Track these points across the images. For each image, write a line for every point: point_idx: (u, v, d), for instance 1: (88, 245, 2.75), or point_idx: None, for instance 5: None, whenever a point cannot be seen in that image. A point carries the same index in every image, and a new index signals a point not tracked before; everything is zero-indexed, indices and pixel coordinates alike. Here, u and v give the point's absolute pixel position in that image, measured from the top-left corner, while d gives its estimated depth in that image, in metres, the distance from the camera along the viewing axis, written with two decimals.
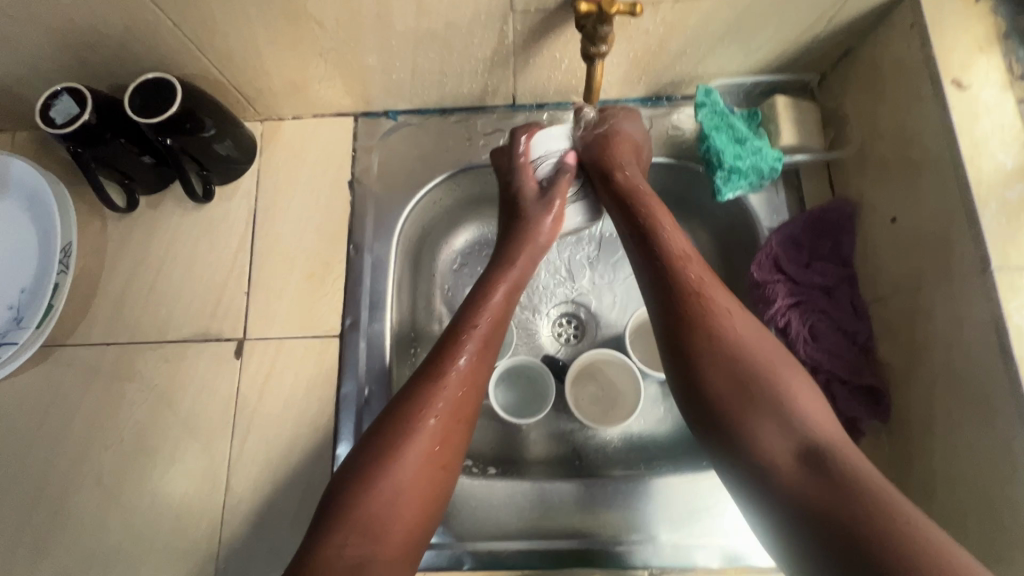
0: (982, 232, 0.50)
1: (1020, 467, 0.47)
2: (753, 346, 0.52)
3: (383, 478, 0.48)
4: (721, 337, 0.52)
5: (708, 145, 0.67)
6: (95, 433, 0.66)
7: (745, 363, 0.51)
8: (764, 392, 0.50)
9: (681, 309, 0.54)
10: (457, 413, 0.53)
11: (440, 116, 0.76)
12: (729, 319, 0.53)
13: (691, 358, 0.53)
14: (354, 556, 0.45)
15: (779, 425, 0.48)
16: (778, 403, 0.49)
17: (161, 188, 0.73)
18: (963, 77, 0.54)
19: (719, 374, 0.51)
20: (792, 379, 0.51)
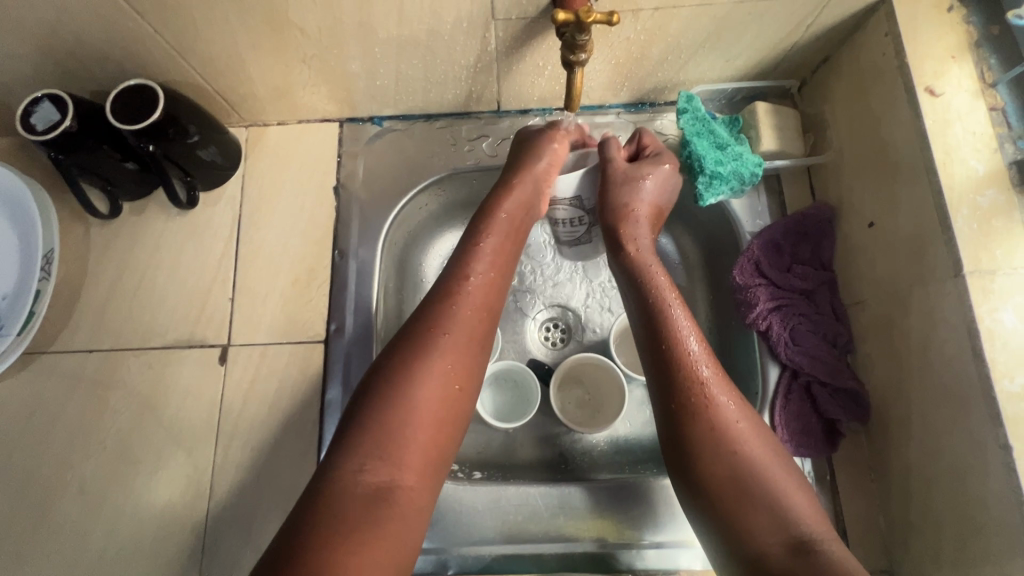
0: (955, 237, 0.51)
1: (993, 469, 0.48)
2: (752, 442, 0.51)
3: (399, 404, 0.49)
4: (722, 428, 0.51)
5: (690, 151, 0.67)
6: (77, 441, 0.65)
7: (742, 457, 0.50)
8: (757, 487, 0.49)
9: (681, 394, 0.53)
10: (469, 334, 0.54)
11: (426, 121, 0.76)
12: (732, 410, 0.52)
13: (688, 446, 0.52)
14: (374, 482, 0.46)
15: (770, 522, 0.48)
16: (771, 496, 0.49)
17: (145, 194, 0.73)
18: (936, 85, 0.55)
19: (717, 465, 0.50)
20: (786, 475, 0.51)
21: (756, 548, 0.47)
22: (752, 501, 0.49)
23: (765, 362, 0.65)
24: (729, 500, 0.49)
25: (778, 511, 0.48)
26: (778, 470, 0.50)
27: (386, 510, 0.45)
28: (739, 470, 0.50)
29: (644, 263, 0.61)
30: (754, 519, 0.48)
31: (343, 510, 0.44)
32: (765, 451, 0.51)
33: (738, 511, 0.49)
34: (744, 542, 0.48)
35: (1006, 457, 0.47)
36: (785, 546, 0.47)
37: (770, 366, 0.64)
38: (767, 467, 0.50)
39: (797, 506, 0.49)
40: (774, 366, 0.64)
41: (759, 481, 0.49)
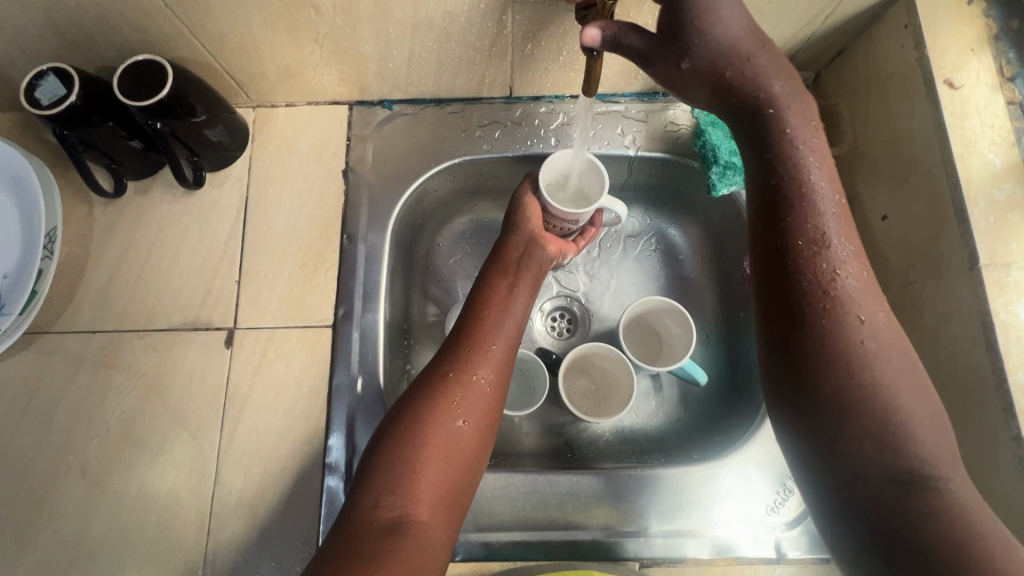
0: (971, 230, 0.51)
1: (1005, 460, 0.48)
2: (884, 353, 0.45)
3: (417, 441, 0.49)
4: (847, 341, 0.45)
5: (704, 141, 0.70)
6: (80, 423, 0.65)
7: (868, 378, 0.44)
8: (876, 416, 0.44)
9: (806, 306, 0.47)
10: (485, 376, 0.55)
11: (436, 107, 0.76)
12: (859, 324, 0.46)
13: (807, 363, 0.46)
14: (391, 516, 0.45)
15: (878, 452, 0.43)
16: (888, 424, 0.43)
17: (150, 173, 0.72)
18: (956, 78, 0.55)
19: (834, 385, 0.45)
20: (916, 400, 0.44)
21: (852, 476, 0.44)
22: (865, 426, 0.44)
23: None
24: (845, 425, 0.44)
25: (895, 439, 0.43)
26: (911, 391, 0.44)
27: (402, 543, 0.44)
28: (858, 392, 0.44)
29: (785, 146, 0.50)
30: (859, 449, 0.44)
31: (360, 543, 0.43)
32: (896, 373, 0.45)
33: (846, 432, 0.44)
34: (843, 469, 0.44)
35: (1017, 447, 0.47)
36: (888, 476, 0.43)
37: None
38: (896, 389, 0.44)
39: (921, 439, 0.43)
40: None
41: (884, 400, 0.44)
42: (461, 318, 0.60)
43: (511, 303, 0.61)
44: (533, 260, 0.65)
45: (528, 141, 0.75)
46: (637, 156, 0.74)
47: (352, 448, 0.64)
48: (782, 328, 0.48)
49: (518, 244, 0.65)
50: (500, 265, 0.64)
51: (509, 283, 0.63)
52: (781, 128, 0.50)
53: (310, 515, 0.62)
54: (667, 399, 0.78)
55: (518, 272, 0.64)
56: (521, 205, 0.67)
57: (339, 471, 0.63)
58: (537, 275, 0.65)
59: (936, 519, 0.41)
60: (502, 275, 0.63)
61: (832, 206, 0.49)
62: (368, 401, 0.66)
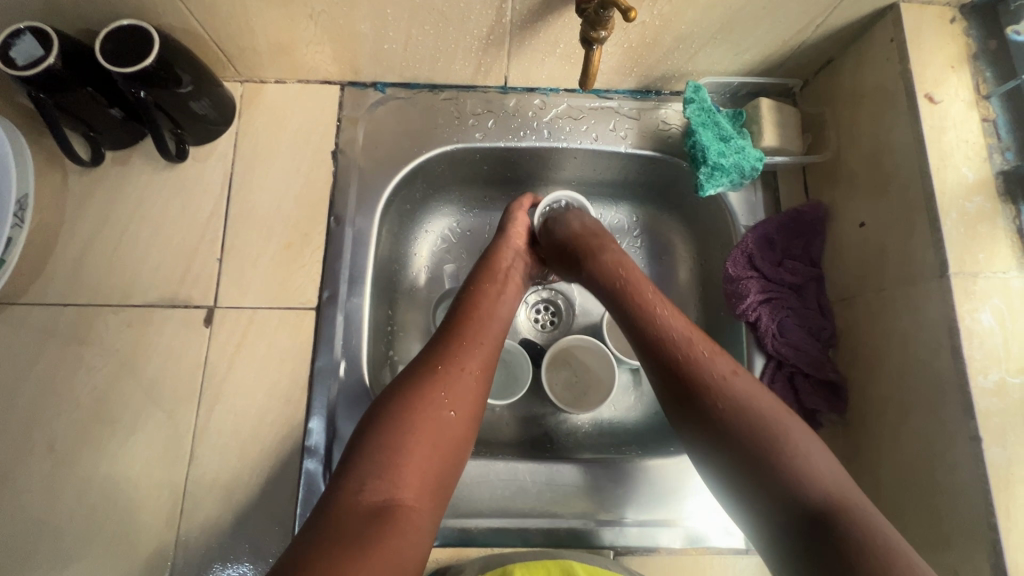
0: (943, 239, 0.54)
1: (962, 459, 0.51)
2: (757, 404, 0.50)
3: (406, 427, 0.49)
4: (723, 406, 0.50)
5: (694, 141, 0.69)
6: (48, 398, 0.62)
7: (756, 427, 0.49)
8: (778, 461, 0.47)
9: (683, 384, 0.53)
10: (474, 369, 0.55)
11: (430, 92, 0.75)
12: (725, 380, 0.51)
13: (711, 437, 0.51)
14: (374, 501, 0.45)
15: (790, 489, 0.46)
16: (784, 461, 0.47)
17: (130, 143, 0.70)
18: (936, 92, 0.57)
19: (732, 440, 0.49)
20: (800, 433, 0.49)
21: (780, 524, 0.46)
22: (770, 467, 0.47)
23: (752, 352, 0.68)
24: (763, 477, 0.47)
25: (795, 475, 0.46)
26: (790, 426, 0.49)
27: (386, 527, 0.44)
28: (749, 441, 0.49)
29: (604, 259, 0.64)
30: (776, 487, 0.47)
31: (339, 531, 0.43)
32: (776, 416, 0.50)
33: (758, 474, 0.48)
34: (770, 523, 0.47)
35: (975, 447, 0.50)
36: (805, 512, 0.45)
37: (756, 357, 0.68)
38: (786, 438, 0.48)
39: (813, 469, 0.47)
40: (760, 356, 0.68)
41: (772, 442, 0.48)
42: (456, 311, 0.60)
43: (499, 307, 0.62)
44: (516, 272, 0.68)
45: (521, 132, 0.75)
46: (627, 153, 0.76)
47: (333, 432, 0.64)
48: (677, 415, 0.53)
49: (507, 256, 0.68)
50: (486, 271, 0.65)
51: (499, 287, 0.64)
52: (597, 260, 0.64)
53: (287, 498, 0.62)
54: (645, 393, 0.80)
55: (506, 277, 0.66)
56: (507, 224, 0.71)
57: (319, 454, 0.63)
58: (520, 286, 0.67)
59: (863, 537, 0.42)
60: (490, 281, 0.64)
61: (650, 300, 0.59)
62: (351, 386, 0.65)
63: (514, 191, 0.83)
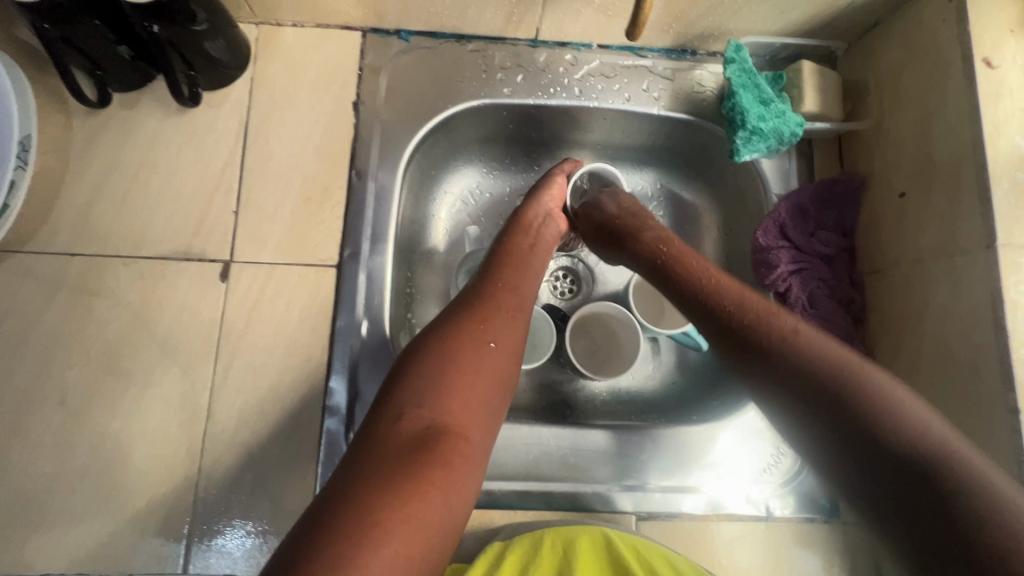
0: (993, 209, 0.52)
1: (998, 430, 0.51)
2: (828, 347, 0.45)
3: (446, 357, 0.49)
4: (795, 357, 0.45)
5: (734, 103, 0.66)
6: (58, 350, 0.60)
7: (829, 369, 0.43)
8: (863, 399, 0.41)
9: (752, 346, 0.48)
10: (510, 310, 0.55)
11: (456, 42, 0.72)
12: (794, 329, 0.47)
13: (774, 378, 0.46)
14: (418, 426, 0.45)
15: (883, 431, 0.39)
16: (868, 402, 0.41)
17: (137, 85, 0.66)
18: (993, 57, 0.55)
19: (803, 376, 0.44)
20: (879, 374, 0.43)
21: (870, 476, 0.39)
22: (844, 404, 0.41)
23: None
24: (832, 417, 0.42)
25: (883, 411, 0.40)
26: (867, 367, 0.43)
27: (431, 448, 0.43)
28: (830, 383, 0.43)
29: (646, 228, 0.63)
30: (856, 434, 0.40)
31: (381, 454, 0.43)
32: (851, 359, 0.44)
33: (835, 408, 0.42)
34: (862, 470, 0.40)
35: (1013, 419, 0.50)
36: (899, 462, 0.38)
37: None
38: (870, 379, 0.42)
39: (906, 410, 0.40)
40: None
41: (840, 371, 0.43)
42: (488, 262, 0.61)
43: (532, 259, 0.63)
44: (549, 229, 0.68)
45: (550, 89, 0.72)
46: (660, 115, 0.73)
47: (355, 392, 0.63)
48: (752, 375, 0.48)
49: (538, 211, 0.68)
50: (518, 225, 0.66)
51: (529, 240, 0.65)
52: (641, 238, 0.62)
53: (307, 457, 0.60)
54: (665, 363, 0.79)
55: (538, 232, 0.66)
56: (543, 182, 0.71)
57: (340, 414, 0.62)
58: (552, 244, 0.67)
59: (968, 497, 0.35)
60: (523, 235, 0.65)
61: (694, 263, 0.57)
62: (373, 346, 0.64)
63: (538, 153, 0.80)
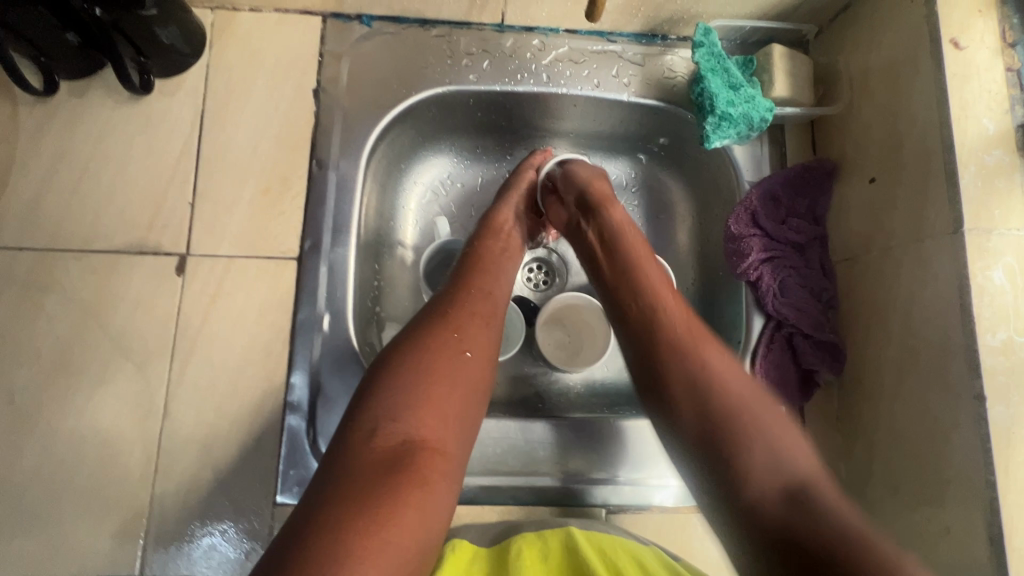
0: (960, 193, 0.52)
1: (964, 418, 0.50)
2: (738, 386, 0.51)
3: (419, 368, 0.48)
4: (701, 401, 0.50)
5: (702, 88, 0.65)
6: (6, 349, 0.58)
7: (723, 428, 0.49)
8: (755, 447, 0.47)
9: (661, 360, 0.54)
10: (481, 316, 0.54)
11: (420, 27, 0.70)
12: (702, 369, 0.52)
13: (688, 446, 0.51)
14: (391, 444, 0.44)
15: (770, 481, 0.46)
16: (761, 439, 0.48)
17: (86, 73, 0.63)
18: (961, 38, 0.54)
19: (739, 462, 0.47)
20: (769, 425, 0.49)
21: (757, 526, 0.44)
22: (744, 443, 0.48)
23: (751, 311, 0.67)
24: (728, 468, 0.47)
25: (775, 458, 0.47)
26: (762, 411, 0.50)
27: (407, 468, 0.43)
28: (722, 412, 0.50)
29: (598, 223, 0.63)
30: (752, 462, 0.47)
31: (355, 475, 0.42)
32: (754, 412, 0.50)
33: (727, 453, 0.48)
34: (749, 525, 0.45)
35: (979, 406, 0.49)
36: (780, 494, 0.45)
37: (755, 316, 0.67)
38: (778, 442, 0.48)
39: (794, 459, 0.47)
40: (759, 315, 0.66)
41: (739, 431, 0.48)
42: (459, 265, 0.60)
43: (504, 263, 0.61)
44: (519, 232, 0.66)
45: (518, 76, 0.70)
46: (630, 101, 0.71)
47: (317, 387, 0.61)
48: (656, 420, 0.54)
49: (509, 212, 0.67)
50: (489, 228, 0.64)
51: (500, 244, 0.63)
52: (605, 229, 0.62)
53: (268, 455, 0.59)
54: None
55: (509, 237, 0.64)
56: (510, 179, 0.70)
57: (302, 411, 0.60)
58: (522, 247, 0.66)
59: (840, 535, 0.41)
60: (494, 238, 0.63)
61: (656, 282, 0.58)
62: (336, 341, 0.62)
63: (510, 142, 0.79)
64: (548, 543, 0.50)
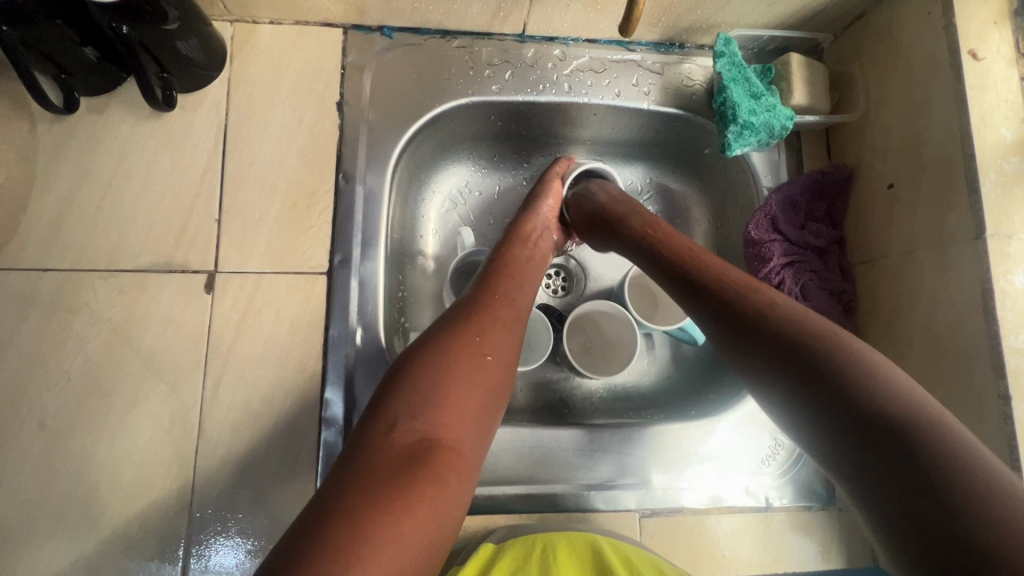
0: (981, 200, 0.53)
1: (990, 416, 0.52)
2: (806, 312, 0.44)
3: (442, 370, 0.48)
4: (773, 330, 0.42)
5: (725, 97, 0.66)
6: (34, 372, 0.57)
7: (806, 334, 0.41)
8: (860, 378, 0.37)
9: (725, 300, 0.46)
10: (503, 320, 0.54)
11: (442, 39, 0.70)
12: (772, 298, 0.45)
13: (772, 358, 0.41)
14: (410, 438, 0.43)
15: (881, 408, 0.35)
16: (859, 369, 0.37)
17: (107, 89, 0.62)
18: (979, 49, 0.56)
19: (832, 370, 0.38)
20: (857, 340, 0.40)
21: (858, 438, 0.35)
22: (829, 360, 0.39)
23: None
24: (827, 389, 0.38)
25: (864, 382, 0.37)
26: (846, 338, 0.41)
27: (424, 464, 0.42)
28: (793, 339, 0.41)
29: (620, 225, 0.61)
30: (843, 398, 0.37)
31: (373, 465, 0.41)
32: (842, 336, 0.41)
33: (841, 363, 0.38)
34: (858, 436, 0.35)
35: (1004, 405, 0.51)
36: (886, 431, 0.34)
37: None
38: (875, 363, 0.38)
39: (885, 377, 0.37)
40: None
41: (822, 340, 0.40)
42: (484, 271, 0.60)
43: (529, 271, 0.62)
44: (545, 241, 0.67)
45: (539, 86, 0.71)
46: (650, 110, 0.72)
47: (352, 401, 0.61)
48: (750, 360, 0.43)
49: (536, 223, 0.67)
50: (516, 236, 0.65)
51: (526, 253, 0.63)
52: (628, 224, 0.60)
53: (305, 471, 0.59)
54: (659, 357, 0.79)
55: (535, 246, 0.65)
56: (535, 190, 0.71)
57: (337, 425, 0.60)
58: (546, 256, 0.67)
59: (951, 471, 0.31)
60: (519, 246, 0.64)
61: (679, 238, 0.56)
62: (369, 355, 0.62)
63: (529, 150, 0.79)
64: (577, 544, 0.57)
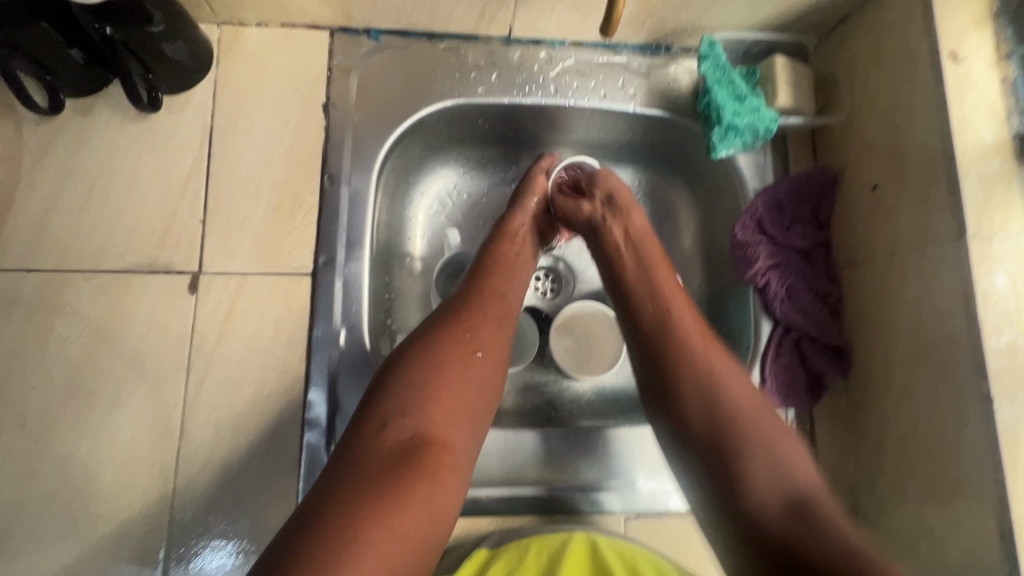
0: (962, 200, 0.53)
1: (973, 417, 0.52)
2: (735, 386, 0.53)
3: (431, 367, 0.48)
4: (704, 418, 0.52)
5: (709, 100, 0.66)
6: (16, 373, 0.57)
7: (726, 420, 0.52)
8: (764, 457, 0.50)
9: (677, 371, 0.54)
10: (493, 316, 0.54)
11: (428, 41, 0.70)
12: (709, 362, 0.54)
13: (689, 427, 0.53)
14: (400, 437, 0.44)
15: (775, 484, 0.48)
16: (756, 452, 0.50)
17: (93, 90, 0.62)
18: (959, 51, 0.56)
19: (744, 470, 0.49)
20: (772, 426, 0.52)
21: (754, 508, 0.48)
22: (742, 451, 0.50)
23: (759, 316, 0.68)
24: (731, 460, 0.50)
25: (771, 463, 0.50)
26: (762, 415, 0.52)
27: (414, 464, 0.43)
28: (729, 425, 0.51)
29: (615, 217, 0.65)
30: (753, 482, 0.49)
31: (364, 467, 0.42)
32: (764, 424, 0.52)
33: (735, 444, 0.50)
34: (740, 501, 0.48)
35: (987, 407, 0.51)
36: (781, 503, 0.47)
37: (763, 321, 0.68)
38: (774, 444, 0.51)
39: (784, 452, 0.50)
40: (767, 321, 0.68)
41: (733, 422, 0.51)
42: (473, 267, 0.60)
43: (518, 267, 0.62)
44: (532, 236, 0.67)
45: (526, 88, 0.71)
46: (637, 112, 0.72)
47: (335, 403, 0.61)
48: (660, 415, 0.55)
49: (524, 217, 0.67)
50: (504, 232, 0.65)
51: (515, 248, 0.63)
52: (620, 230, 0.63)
53: (287, 473, 0.59)
54: None
55: (523, 241, 0.65)
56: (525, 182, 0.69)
57: (320, 427, 0.60)
58: (535, 251, 0.67)
59: (827, 536, 0.45)
60: (509, 241, 0.64)
61: (667, 284, 0.60)
62: (353, 356, 0.62)
63: (517, 152, 0.79)
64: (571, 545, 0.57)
